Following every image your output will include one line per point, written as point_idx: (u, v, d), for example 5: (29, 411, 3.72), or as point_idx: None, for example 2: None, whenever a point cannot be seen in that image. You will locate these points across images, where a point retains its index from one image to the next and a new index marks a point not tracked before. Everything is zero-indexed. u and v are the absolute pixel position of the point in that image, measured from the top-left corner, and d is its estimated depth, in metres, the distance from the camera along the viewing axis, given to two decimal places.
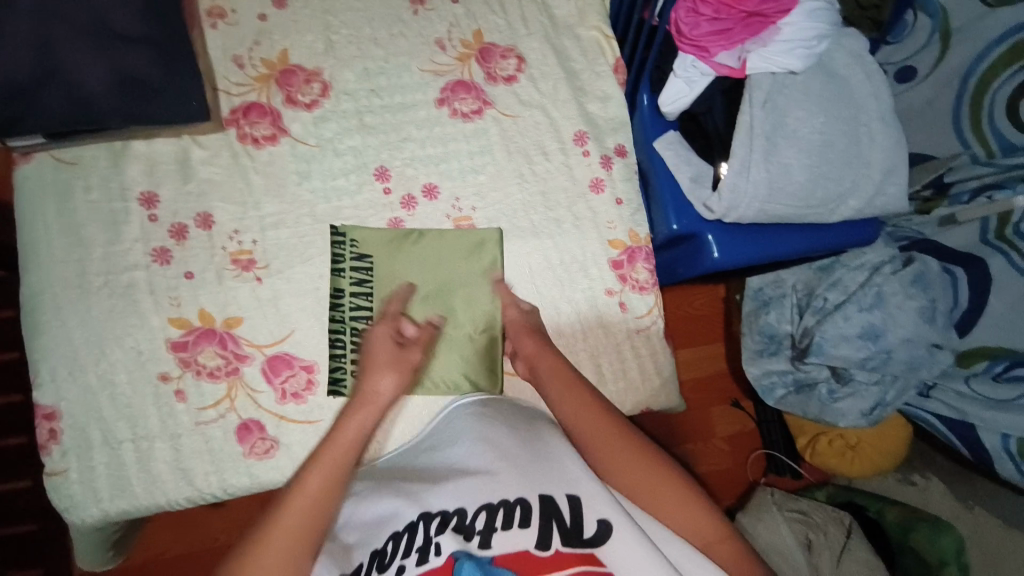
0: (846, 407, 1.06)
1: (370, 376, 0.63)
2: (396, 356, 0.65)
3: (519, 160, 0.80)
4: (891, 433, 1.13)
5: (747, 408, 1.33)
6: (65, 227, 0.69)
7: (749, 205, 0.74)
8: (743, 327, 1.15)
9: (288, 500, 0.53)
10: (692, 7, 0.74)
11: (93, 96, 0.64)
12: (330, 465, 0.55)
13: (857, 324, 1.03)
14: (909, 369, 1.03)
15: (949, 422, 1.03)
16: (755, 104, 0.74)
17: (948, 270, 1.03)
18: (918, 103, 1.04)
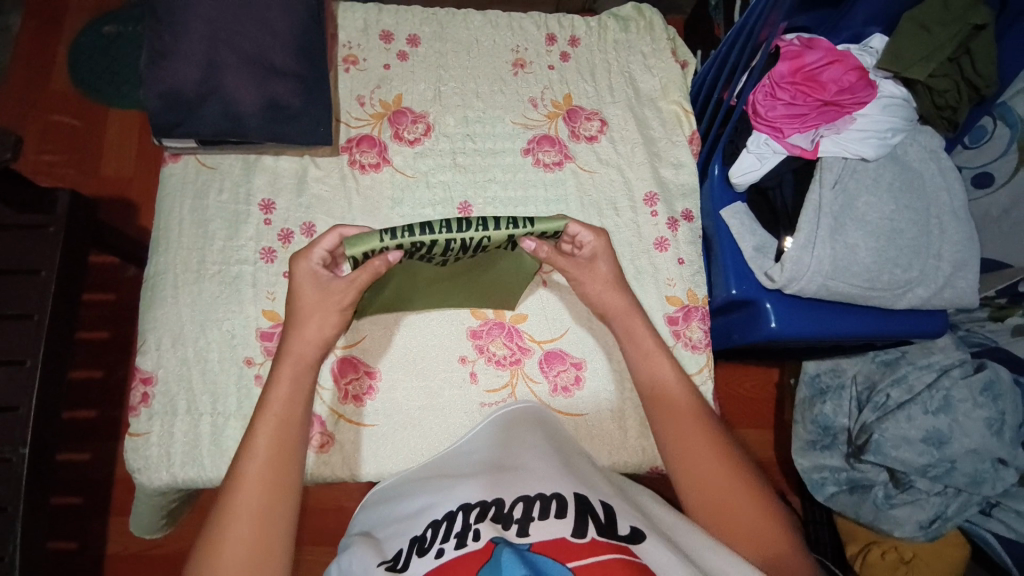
0: (903, 515, 1.02)
1: (307, 321, 0.66)
2: (322, 294, 0.66)
3: (591, 212, 0.86)
4: (945, 552, 1.07)
5: (793, 502, 1.28)
6: (194, 220, 0.79)
7: (811, 279, 0.75)
8: (796, 415, 1.15)
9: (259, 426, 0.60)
10: (770, 91, 0.79)
11: (243, 114, 0.75)
12: (289, 390, 0.63)
13: (920, 427, 0.99)
14: (971, 483, 0.99)
15: (1006, 541, 1.01)
16: (824, 185, 0.78)
17: (1020, 381, 1.01)
18: (995, 207, 1.03)
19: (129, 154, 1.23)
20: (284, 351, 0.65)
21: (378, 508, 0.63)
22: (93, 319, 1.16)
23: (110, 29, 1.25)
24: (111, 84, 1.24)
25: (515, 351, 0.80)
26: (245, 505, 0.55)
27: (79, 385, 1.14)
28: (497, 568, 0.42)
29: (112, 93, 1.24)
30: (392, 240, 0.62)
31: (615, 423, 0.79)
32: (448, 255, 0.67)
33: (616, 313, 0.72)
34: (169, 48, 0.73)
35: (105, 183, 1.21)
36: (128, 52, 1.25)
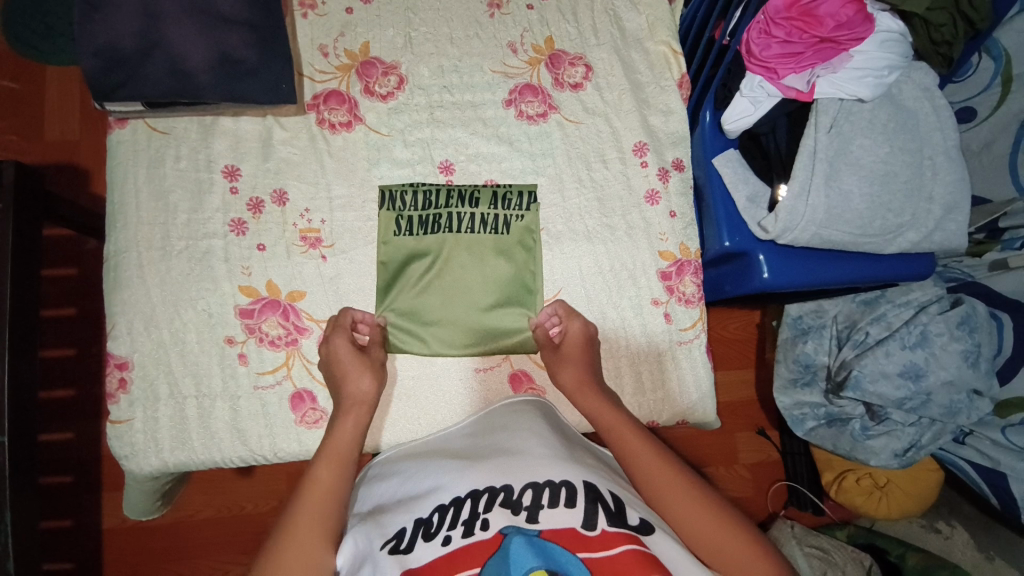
0: (879, 446, 1.07)
1: (346, 378, 0.68)
2: (360, 357, 0.69)
3: (579, 165, 0.82)
4: (919, 478, 1.15)
5: (774, 437, 1.33)
6: (153, 193, 0.73)
7: (805, 229, 0.74)
8: (780, 354, 1.16)
9: (329, 443, 0.62)
10: (764, 28, 0.74)
11: (193, 72, 0.68)
12: (354, 414, 0.65)
13: (897, 362, 1.03)
14: (947, 414, 1.03)
15: (980, 468, 1.05)
16: (820, 129, 0.74)
17: (995, 315, 1.03)
18: (977, 143, 1.02)
19: (71, 118, 1.12)
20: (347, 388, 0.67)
21: (375, 487, 0.63)
22: (57, 296, 1.10)
23: None
24: (41, 36, 1.11)
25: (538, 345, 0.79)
26: (313, 515, 0.54)
27: (52, 366, 1.09)
28: (508, 558, 0.43)
29: (43, 48, 1.11)
30: (410, 187, 0.77)
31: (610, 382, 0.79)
32: (447, 213, 0.77)
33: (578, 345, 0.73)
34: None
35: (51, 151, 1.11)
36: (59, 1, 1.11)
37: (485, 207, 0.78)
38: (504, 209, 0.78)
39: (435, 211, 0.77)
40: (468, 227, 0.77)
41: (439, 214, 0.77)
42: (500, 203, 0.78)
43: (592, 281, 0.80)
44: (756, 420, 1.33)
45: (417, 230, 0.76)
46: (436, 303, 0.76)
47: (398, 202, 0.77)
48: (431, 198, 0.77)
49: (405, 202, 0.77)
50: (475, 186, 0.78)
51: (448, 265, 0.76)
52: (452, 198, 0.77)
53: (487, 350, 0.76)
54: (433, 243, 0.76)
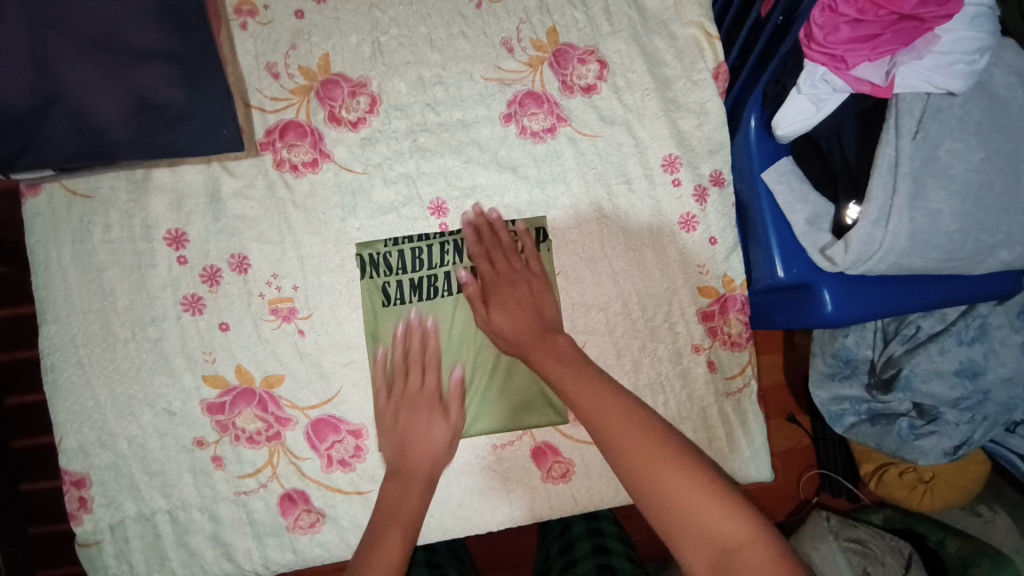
0: (928, 447, 0.91)
1: (411, 431, 0.62)
2: (432, 399, 0.63)
3: (598, 190, 0.68)
4: (966, 469, 1.00)
5: (805, 423, 1.15)
6: (81, 273, 0.60)
7: (881, 260, 0.60)
8: (814, 346, 0.99)
9: (404, 462, 0.62)
10: (830, 4, 0.58)
11: (104, 127, 0.53)
12: (433, 407, 0.63)
13: (954, 360, 0.87)
14: (1004, 411, 0.89)
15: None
16: (902, 136, 0.59)
17: None
18: None
19: None
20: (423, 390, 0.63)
21: None
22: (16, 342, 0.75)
23: None
24: None
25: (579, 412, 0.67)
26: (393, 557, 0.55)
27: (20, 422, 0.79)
28: None
29: None
30: (395, 243, 0.64)
31: None
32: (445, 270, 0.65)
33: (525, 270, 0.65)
34: None
35: None
36: None
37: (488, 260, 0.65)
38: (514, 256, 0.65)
39: (428, 270, 0.64)
40: (471, 284, 0.64)
41: (434, 276, 0.64)
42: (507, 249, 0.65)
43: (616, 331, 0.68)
44: (785, 405, 1.16)
45: (411, 296, 0.64)
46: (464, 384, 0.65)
47: (388, 258, 0.64)
48: (423, 255, 0.64)
49: (395, 260, 0.64)
50: (475, 234, 0.65)
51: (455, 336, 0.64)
52: (448, 251, 0.65)
53: (507, 427, 0.65)
54: (439, 309, 0.64)
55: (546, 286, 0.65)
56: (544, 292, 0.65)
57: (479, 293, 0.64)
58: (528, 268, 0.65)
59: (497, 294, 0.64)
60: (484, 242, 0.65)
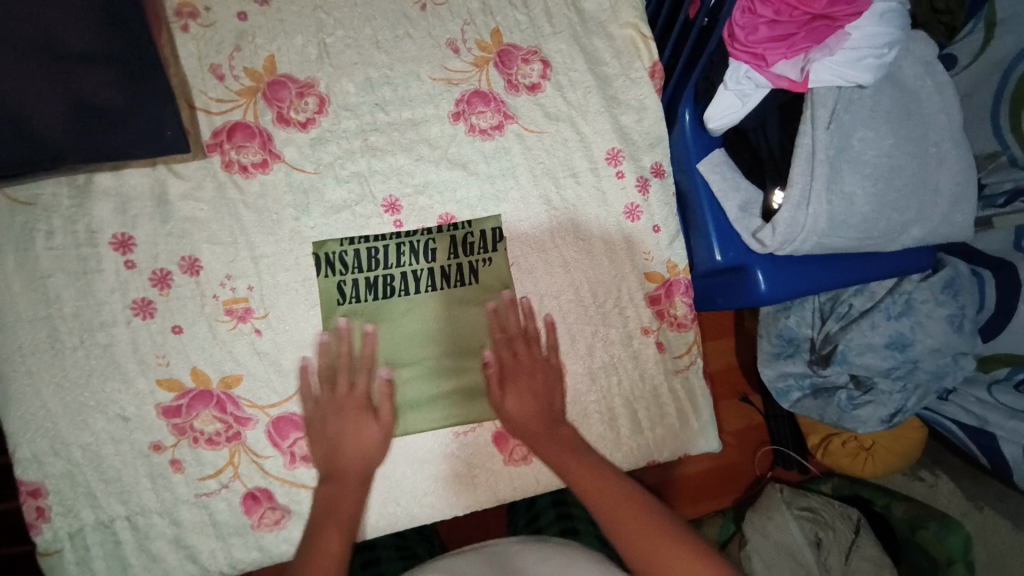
0: (866, 415, 0.96)
1: (342, 436, 0.61)
2: (353, 395, 0.63)
3: (546, 184, 0.71)
4: (906, 436, 1.05)
5: (757, 403, 1.21)
6: (23, 283, 0.59)
7: (806, 240, 0.66)
8: (760, 328, 1.05)
9: (310, 553, 0.53)
10: (749, 6, 0.63)
11: (44, 130, 0.52)
12: (340, 525, 0.57)
13: (883, 334, 0.92)
14: (934, 378, 0.94)
15: (966, 427, 0.97)
16: (818, 125, 0.64)
17: (977, 273, 0.92)
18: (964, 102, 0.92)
19: None
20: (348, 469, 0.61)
21: None
22: None
23: None
24: None
25: None
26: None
27: None
28: None
29: None
30: (351, 243, 0.65)
31: (605, 426, 0.71)
32: (400, 268, 0.66)
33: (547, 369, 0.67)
34: None
35: None
36: None
37: (443, 258, 0.67)
38: (469, 256, 0.68)
39: (384, 270, 0.66)
40: (427, 286, 0.66)
41: (389, 276, 0.66)
42: (461, 250, 0.67)
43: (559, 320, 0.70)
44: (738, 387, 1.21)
45: (366, 295, 0.65)
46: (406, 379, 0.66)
47: (345, 256, 0.65)
48: (378, 254, 0.66)
49: (351, 257, 0.65)
50: (429, 234, 0.67)
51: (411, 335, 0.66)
52: (404, 253, 0.66)
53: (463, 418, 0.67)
54: (390, 309, 0.65)
55: (558, 376, 0.68)
56: (558, 378, 0.68)
57: (498, 376, 0.66)
58: (547, 361, 0.68)
59: (518, 380, 0.65)
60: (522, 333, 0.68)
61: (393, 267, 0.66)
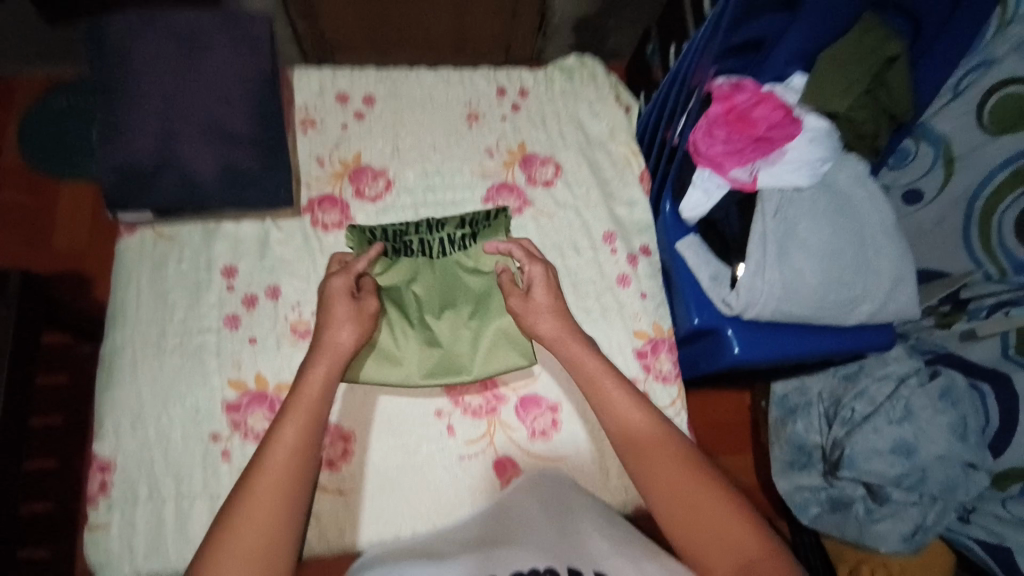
0: (886, 530, 0.96)
1: (335, 329, 0.70)
2: (355, 310, 0.72)
3: (553, 255, 0.89)
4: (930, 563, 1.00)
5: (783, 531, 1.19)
6: (153, 295, 0.79)
7: (767, 305, 0.79)
8: (771, 436, 1.10)
9: (272, 447, 0.60)
10: (707, 130, 0.84)
11: (201, 183, 0.76)
12: (301, 415, 0.63)
13: (887, 439, 0.96)
14: (947, 490, 0.94)
15: (986, 545, 0.95)
16: (766, 215, 0.82)
17: (976, 386, 0.98)
18: (928, 223, 1.03)
19: (78, 231, 1.30)
20: (316, 347, 0.68)
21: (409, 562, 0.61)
22: (53, 403, 1.08)
23: (55, 100, 1.35)
24: (63, 157, 1.33)
25: (544, 426, 0.80)
26: (246, 519, 0.57)
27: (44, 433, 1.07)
28: None
29: (56, 165, 1.33)
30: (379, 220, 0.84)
31: (595, 462, 0.79)
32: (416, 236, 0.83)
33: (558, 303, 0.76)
34: (122, 124, 0.74)
35: (69, 259, 1.29)
36: (76, 124, 1.34)
37: (452, 229, 0.83)
38: (475, 225, 0.83)
39: (404, 237, 0.83)
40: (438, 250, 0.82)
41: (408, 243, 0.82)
42: (468, 224, 0.84)
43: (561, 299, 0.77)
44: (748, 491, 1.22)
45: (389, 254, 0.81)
46: (401, 322, 0.79)
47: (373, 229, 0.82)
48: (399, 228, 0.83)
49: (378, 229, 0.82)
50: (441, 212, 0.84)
51: (424, 289, 0.80)
52: (422, 226, 0.83)
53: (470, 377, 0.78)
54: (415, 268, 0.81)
55: (554, 295, 0.76)
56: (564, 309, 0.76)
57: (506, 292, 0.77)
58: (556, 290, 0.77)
59: (539, 326, 0.74)
60: (531, 275, 0.77)
61: (411, 236, 0.83)
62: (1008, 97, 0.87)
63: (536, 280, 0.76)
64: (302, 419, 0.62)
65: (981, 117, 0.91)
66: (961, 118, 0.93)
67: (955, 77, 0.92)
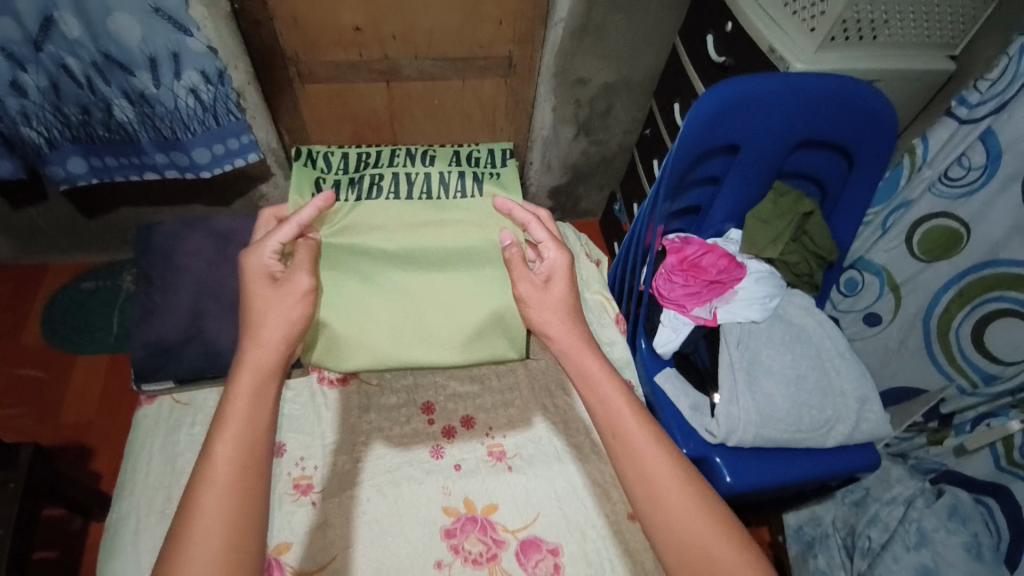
0: None
1: (262, 320, 0.68)
2: (282, 291, 0.70)
3: (543, 396, 0.95)
4: None
5: None
6: (163, 460, 0.82)
7: (746, 431, 0.84)
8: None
9: (209, 465, 0.59)
10: (667, 276, 0.99)
11: (222, 352, 0.87)
12: (235, 433, 0.62)
13: (909, 568, 0.90)
14: None
15: None
16: (730, 346, 0.91)
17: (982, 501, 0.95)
18: (894, 342, 1.11)
19: (86, 400, 1.36)
20: (239, 365, 0.66)
21: None
22: None
23: (86, 283, 1.52)
24: (82, 331, 1.45)
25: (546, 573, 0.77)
26: (207, 538, 0.56)
27: None
28: None
29: (74, 340, 1.44)
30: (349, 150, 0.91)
31: None
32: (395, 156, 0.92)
33: (571, 288, 0.79)
34: (157, 306, 0.88)
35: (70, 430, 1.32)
36: (103, 302, 1.49)
37: (437, 164, 0.92)
38: (477, 167, 0.93)
39: (376, 171, 0.90)
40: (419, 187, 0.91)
41: (381, 173, 0.90)
42: (461, 164, 0.93)
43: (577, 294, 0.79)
44: None
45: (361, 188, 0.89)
46: (367, 286, 0.84)
47: (347, 159, 0.91)
48: (373, 157, 0.92)
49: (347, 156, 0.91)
50: (426, 150, 0.93)
51: (392, 255, 0.86)
52: (399, 157, 0.92)
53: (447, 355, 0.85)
54: (384, 206, 0.88)
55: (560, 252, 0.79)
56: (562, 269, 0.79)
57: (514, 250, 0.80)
58: (556, 267, 0.79)
59: (536, 312, 0.78)
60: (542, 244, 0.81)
61: (385, 168, 0.91)
62: (932, 229, 1.01)
63: (557, 271, 0.79)
64: (241, 435, 0.62)
65: (911, 249, 1.05)
66: (893, 251, 1.08)
67: (883, 217, 1.08)
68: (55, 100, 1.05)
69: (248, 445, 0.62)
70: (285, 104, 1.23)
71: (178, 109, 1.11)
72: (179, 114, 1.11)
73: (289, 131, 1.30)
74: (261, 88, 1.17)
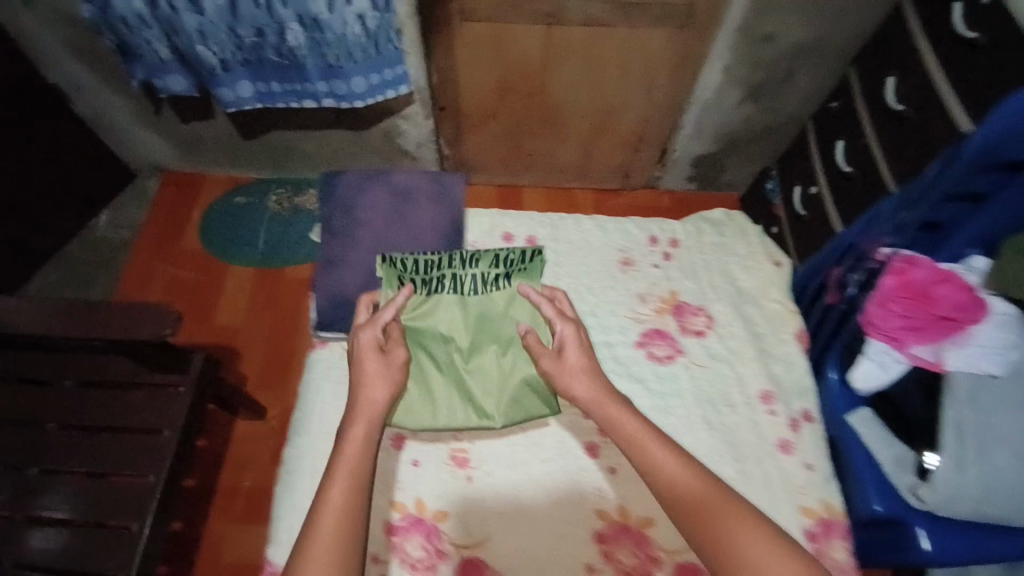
0: None
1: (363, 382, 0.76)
2: (383, 357, 0.78)
3: (707, 410, 0.88)
4: None
5: None
6: (333, 406, 0.85)
7: (964, 504, 0.73)
8: None
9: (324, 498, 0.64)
10: (882, 302, 0.82)
11: None
12: (344, 469, 0.67)
13: None
14: None
15: None
16: (958, 402, 0.77)
17: None
18: None
19: (235, 308, 1.41)
20: (352, 417, 0.72)
21: None
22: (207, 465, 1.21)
23: (237, 198, 1.56)
24: (231, 242, 1.50)
25: None
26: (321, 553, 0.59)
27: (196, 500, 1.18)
28: None
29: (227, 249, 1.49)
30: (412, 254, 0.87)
31: None
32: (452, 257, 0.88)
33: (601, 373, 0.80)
34: (339, 258, 0.95)
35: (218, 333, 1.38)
36: (252, 216, 1.53)
37: (486, 267, 0.88)
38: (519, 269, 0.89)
39: (438, 273, 0.87)
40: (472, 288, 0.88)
41: (443, 275, 0.87)
42: (502, 263, 0.88)
43: (591, 358, 0.81)
44: None
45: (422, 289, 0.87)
46: (432, 367, 0.85)
47: (409, 263, 0.87)
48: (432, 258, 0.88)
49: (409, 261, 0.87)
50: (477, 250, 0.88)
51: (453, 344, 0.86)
52: (456, 260, 0.88)
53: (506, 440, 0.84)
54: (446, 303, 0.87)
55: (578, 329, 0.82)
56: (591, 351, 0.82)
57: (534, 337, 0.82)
58: (581, 346, 0.81)
59: (565, 383, 0.79)
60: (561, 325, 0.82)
61: (444, 271, 0.87)
62: None
63: (568, 342, 0.81)
64: (348, 470, 0.67)
65: None
66: None
67: None
68: (231, 20, 1.03)
69: (357, 479, 0.66)
70: (441, 42, 1.17)
71: (346, 37, 1.06)
72: (347, 42, 1.07)
73: (437, 71, 1.24)
74: (420, 26, 1.12)
